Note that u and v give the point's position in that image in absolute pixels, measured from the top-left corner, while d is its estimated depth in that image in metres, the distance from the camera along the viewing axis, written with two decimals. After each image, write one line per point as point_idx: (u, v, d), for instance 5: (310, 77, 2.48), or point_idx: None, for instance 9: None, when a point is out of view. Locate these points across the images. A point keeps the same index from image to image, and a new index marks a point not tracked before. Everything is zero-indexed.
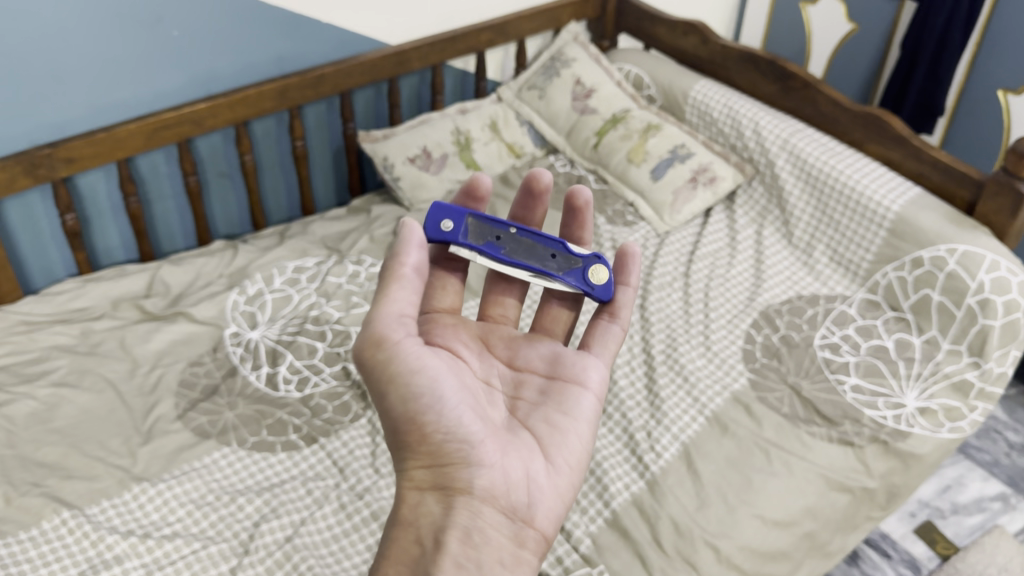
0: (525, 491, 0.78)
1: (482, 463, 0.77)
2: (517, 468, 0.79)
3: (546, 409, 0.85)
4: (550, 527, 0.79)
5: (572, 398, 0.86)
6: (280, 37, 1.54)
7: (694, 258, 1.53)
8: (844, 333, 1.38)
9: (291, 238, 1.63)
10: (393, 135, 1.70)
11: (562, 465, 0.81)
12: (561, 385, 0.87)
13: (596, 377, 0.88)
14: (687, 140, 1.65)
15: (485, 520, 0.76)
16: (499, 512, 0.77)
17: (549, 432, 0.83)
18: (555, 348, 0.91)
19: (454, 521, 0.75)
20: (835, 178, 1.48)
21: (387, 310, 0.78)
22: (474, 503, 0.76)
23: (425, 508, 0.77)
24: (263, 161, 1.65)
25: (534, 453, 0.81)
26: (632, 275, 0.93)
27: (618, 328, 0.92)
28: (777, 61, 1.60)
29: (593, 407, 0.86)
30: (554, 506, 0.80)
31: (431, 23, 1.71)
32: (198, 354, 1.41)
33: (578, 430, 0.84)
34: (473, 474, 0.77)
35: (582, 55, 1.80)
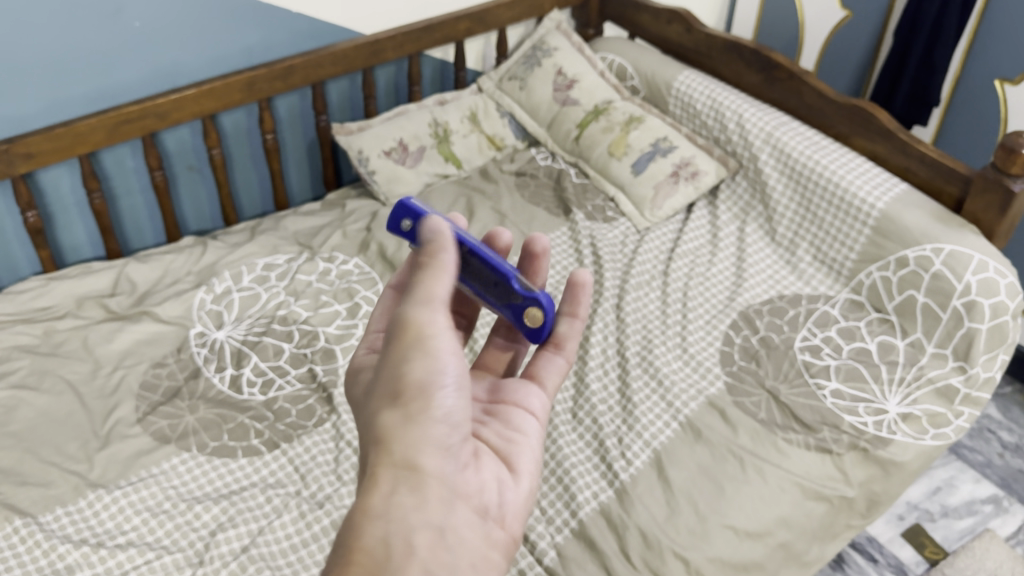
0: (489, 491, 0.64)
1: (457, 459, 0.61)
2: (483, 471, 0.66)
3: (493, 426, 0.73)
4: (516, 530, 0.66)
5: (515, 418, 0.75)
6: (249, 27, 1.49)
7: (674, 256, 1.49)
8: (825, 335, 1.34)
9: (263, 234, 1.59)
10: (368, 127, 1.65)
11: (520, 474, 0.69)
12: (504, 408, 0.76)
13: (540, 403, 0.77)
14: (669, 132, 1.61)
15: (460, 517, 0.59)
16: (471, 512, 0.61)
17: (500, 446, 0.71)
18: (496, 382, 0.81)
19: (432, 516, 0.57)
20: (819, 174, 1.43)
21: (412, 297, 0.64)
22: (449, 497, 0.59)
23: (397, 499, 0.57)
24: (233, 155, 1.60)
25: (490, 463, 0.68)
26: (580, 304, 0.81)
27: (563, 361, 0.81)
28: (762, 50, 1.54)
29: (539, 429, 0.75)
30: (519, 514, 0.67)
31: (406, 12, 1.66)
32: (162, 355, 1.38)
33: (533, 449, 0.72)
34: (448, 468, 0.60)
35: (564, 45, 1.76)
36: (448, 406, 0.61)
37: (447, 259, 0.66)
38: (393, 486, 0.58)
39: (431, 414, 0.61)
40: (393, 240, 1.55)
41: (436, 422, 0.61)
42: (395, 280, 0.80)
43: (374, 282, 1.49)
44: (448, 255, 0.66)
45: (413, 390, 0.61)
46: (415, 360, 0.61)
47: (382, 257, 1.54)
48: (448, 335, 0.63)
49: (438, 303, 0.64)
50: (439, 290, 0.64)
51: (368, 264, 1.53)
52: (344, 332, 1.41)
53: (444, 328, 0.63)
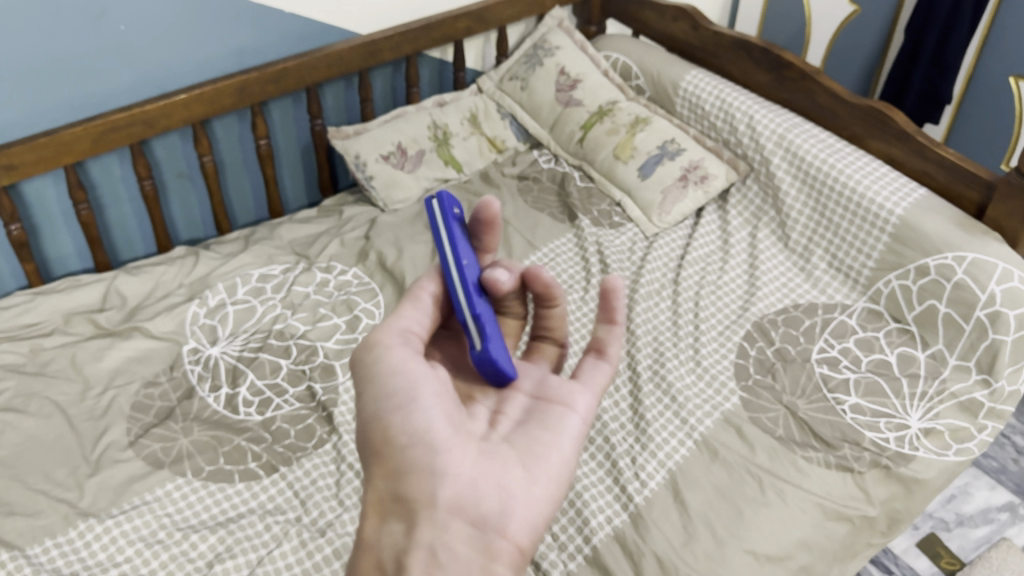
0: (497, 499, 0.65)
1: (446, 472, 0.64)
2: (490, 478, 0.66)
3: (523, 427, 0.71)
4: (529, 538, 0.65)
5: (553, 417, 0.72)
6: (240, 29, 1.43)
7: (684, 264, 1.44)
8: (843, 346, 1.29)
9: (257, 243, 1.53)
10: (365, 131, 1.60)
11: (542, 478, 0.67)
12: (545, 408, 0.73)
13: (585, 403, 0.73)
14: (677, 135, 1.56)
15: (452, 533, 0.63)
16: (467, 524, 0.64)
17: (524, 448, 0.69)
18: (543, 373, 0.77)
19: (420, 538, 0.63)
20: (834, 179, 1.37)
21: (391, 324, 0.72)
22: (440, 516, 0.63)
23: (390, 528, 0.64)
24: (224, 161, 1.54)
25: (509, 466, 0.67)
26: (616, 311, 0.74)
27: (607, 366, 0.76)
28: (772, 49, 1.48)
29: (578, 429, 0.72)
30: (535, 521, 0.66)
31: (403, 10, 1.60)
32: (154, 374, 1.32)
33: (563, 451, 0.70)
34: (436, 484, 0.64)
35: (567, 44, 1.70)
36: (422, 420, 0.66)
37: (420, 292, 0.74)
38: (382, 515, 0.65)
39: (398, 438, 0.66)
40: (392, 249, 1.49)
41: (416, 442, 0.66)
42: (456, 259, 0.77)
43: (374, 293, 1.44)
44: (423, 287, 0.74)
45: (380, 417, 0.68)
46: (384, 381, 0.69)
47: (381, 266, 1.48)
48: (408, 356, 0.70)
49: (396, 331, 0.71)
50: (401, 320, 0.72)
51: (367, 274, 1.48)
52: (343, 347, 1.36)
53: (401, 353, 0.70)
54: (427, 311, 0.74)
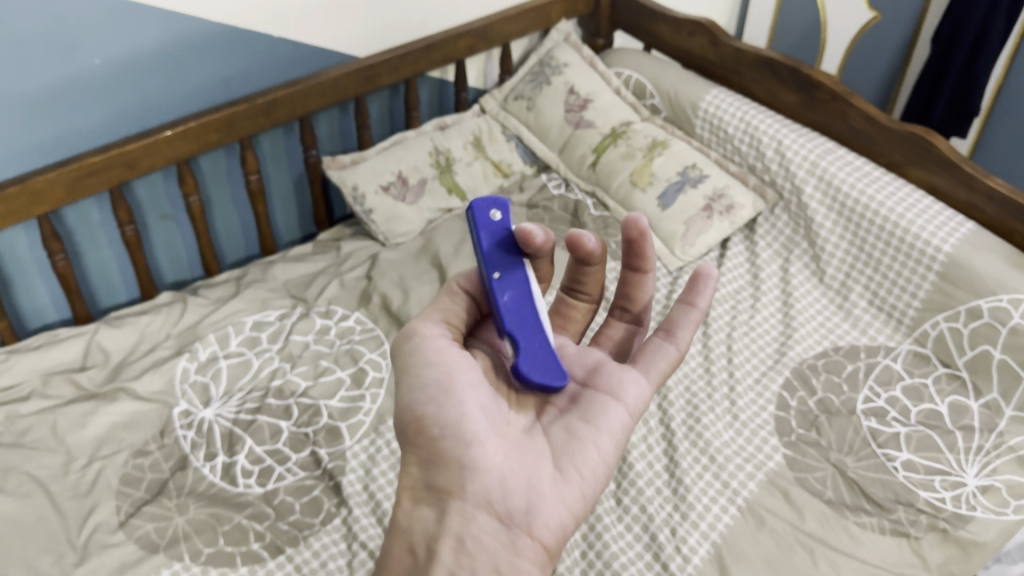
0: (527, 495, 0.67)
1: (476, 465, 0.67)
2: (521, 474, 0.68)
3: (568, 418, 0.73)
4: (560, 534, 0.67)
5: (600, 407, 0.73)
6: (226, 57, 1.31)
7: (712, 304, 1.34)
8: (890, 395, 1.20)
9: (249, 286, 1.42)
10: (363, 160, 1.49)
11: (578, 475, 0.69)
12: (591, 396, 0.74)
13: (634, 393, 0.74)
14: (699, 159, 1.46)
15: (479, 525, 0.66)
16: (494, 519, 0.66)
17: (565, 442, 0.71)
18: (599, 358, 0.78)
19: (448, 527, 0.66)
20: (873, 211, 1.28)
21: (427, 315, 0.75)
22: (468, 508, 0.66)
23: (418, 515, 0.68)
24: (211, 199, 1.42)
25: (544, 462, 0.70)
26: (692, 296, 0.78)
27: (673, 349, 0.77)
28: (800, 68, 1.37)
29: (624, 420, 0.73)
30: (566, 517, 0.68)
31: (401, 30, 1.48)
32: (143, 442, 1.21)
33: (599, 445, 0.71)
34: (465, 477, 0.67)
35: (575, 60, 1.59)
36: (455, 411, 0.69)
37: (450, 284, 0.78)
38: (414, 502, 0.69)
39: (433, 429, 0.69)
40: (397, 291, 1.38)
41: (452, 436, 0.68)
42: None
43: (379, 341, 1.33)
44: (455, 281, 0.78)
45: (416, 407, 0.70)
46: (416, 369, 0.71)
47: (386, 311, 1.37)
48: (444, 345, 0.72)
49: (432, 322, 0.74)
50: (436, 310, 0.76)
51: (370, 319, 1.36)
52: (349, 406, 1.23)
53: (437, 341, 0.72)
54: (461, 296, 0.77)
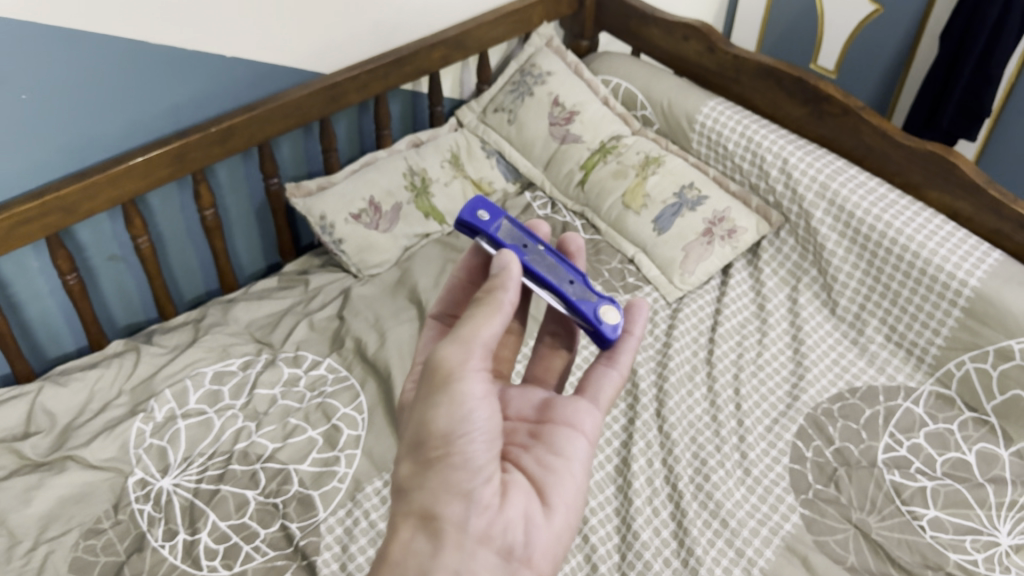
0: (522, 530, 0.62)
1: (483, 500, 0.60)
2: (516, 508, 0.62)
3: (535, 451, 0.69)
4: (547, 570, 0.63)
5: (564, 438, 0.70)
6: (173, 83, 1.17)
7: (716, 340, 1.23)
8: (912, 443, 1.10)
9: (209, 331, 1.29)
10: (330, 186, 1.36)
11: (562, 509, 0.65)
12: (551, 428, 0.71)
13: (592, 423, 0.71)
14: (696, 178, 1.34)
15: (480, 563, 0.58)
16: (494, 553, 0.59)
17: (539, 475, 0.67)
18: (546, 396, 0.75)
19: (446, 562, 0.57)
20: (891, 238, 1.17)
21: (477, 331, 0.63)
22: (468, 543, 0.58)
23: (414, 546, 0.59)
24: (164, 237, 1.29)
25: (529, 496, 0.64)
26: (637, 323, 0.79)
27: (616, 375, 0.76)
28: (806, 80, 1.26)
29: (587, 452, 0.70)
30: (552, 556, 0.63)
31: (368, 43, 1.35)
32: (96, 519, 1.08)
33: (574, 476, 0.68)
34: (470, 511, 0.59)
35: (559, 67, 1.46)
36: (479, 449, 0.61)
37: (503, 297, 0.66)
38: (410, 534, 0.59)
39: (451, 457, 0.60)
40: (372, 334, 1.26)
41: (463, 467, 0.60)
42: (434, 312, 0.81)
43: (354, 393, 1.20)
44: (506, 294, 0.67)
45: (438, 436, 0.61)
46: (446, 399, 0.61)
47: (361, 356, 1.24)
48: (478, 375, 0.63)
49: (478, 343, 0.63)
50: (488, 331, 0.64)
51: (344, 365, 1.24)
52: (322, 470, 1.12)
53: (476, 373, 0.62)
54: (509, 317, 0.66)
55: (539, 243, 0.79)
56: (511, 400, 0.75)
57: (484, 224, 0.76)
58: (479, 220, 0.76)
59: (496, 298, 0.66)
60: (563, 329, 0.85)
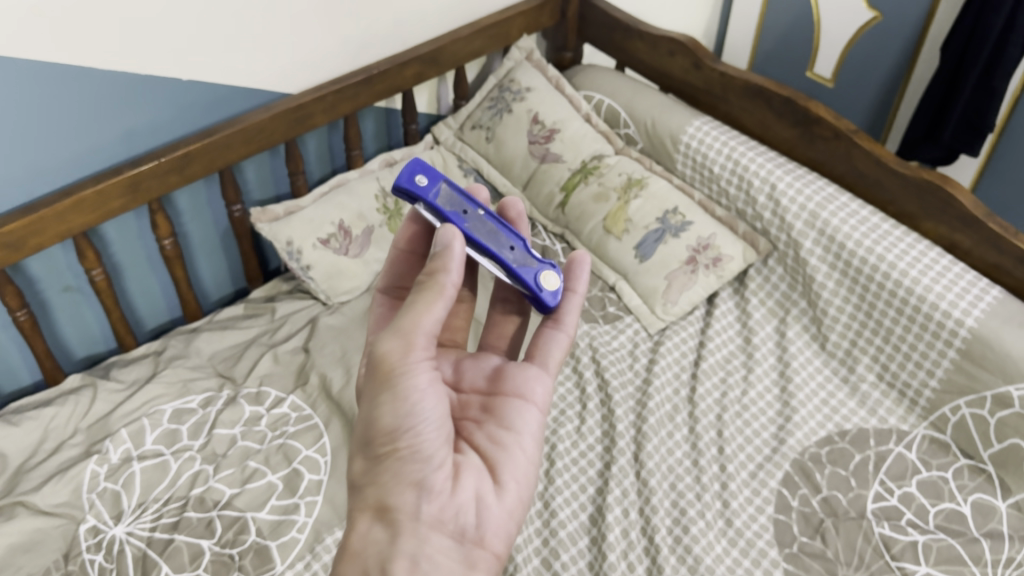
0: (474, 511, 0.67)
1: (434, 487, 0.66)
2: (468, 489, 0.68)
3: (487, 426, 0.74)
4: (503, 546, 0.68)
5: (514, 411, 0.75)
6: (125, 109, 1.11)
7: (699, 378, 1.16)
8: (904, 492, 1.03)
9: (170, 365, 1.23)
10: (298, 210, 1.30)
11: (512, 485, 0.71)
12: (503, 402, 0.76)
13: (542, 392, 0.77)
14: (680, 202, 1.28)
15: (434, 546, 0.64)
16: (448, 537, 0.65)
17: (492, 452, 0.72)
18: (498, 364, 0.80)
19: (402, 547, 0.64)
20: (884, 272, 1.11)
21: (415, 323, 0.66)
22: (421, 528, 0.64)
23: (373, 535, 0.65)
24: (122, 266, 1.24)
25: (481, 475, 0.70)
26: (580, 281, 0.82)
27: (564, 336, 0.81)
28: (796, 100, 1.19)
29: (537, 422, 0.75)
30: (506, 530, 0.69)
31: (336, 60, 1.29)
32: (44, 570, 1.01)
33: (525, 448, 0.73)
34: (421, 499, 0.65)
35: (539, 83, 1.40)
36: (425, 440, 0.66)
37: (445, 280, 0.67)
38: (370, 524, 0.66)
39: (399, 450, 0.66)
40: (338, 370, 1.21)
41: (412, 458, 0.66)
42: (382, 284, 0.85)
43: (317, 434, 1.15)
44: (449, 276, 0.68)
45: (385, 433, 0.66)
46: (389, 396, 0.66)
47: (325, 394, 1.19)
48: (421, 368, 0.67)
49: (418, 335, 0.66)
50: (427, 320, 0.66)
51: (308, 403, 1.19)
52: (281, 518, 1.06)
53: (419, 362, 0.66)
54: (453, 300, 0.68)
55: (478, 206, 0.81)
56: (466, 370, 0.81)
57: (422, 191, 0.78)
58: (417, 186, 0.78)
59: (437, 284, 0.67)
60: (512, 295, 0.90)
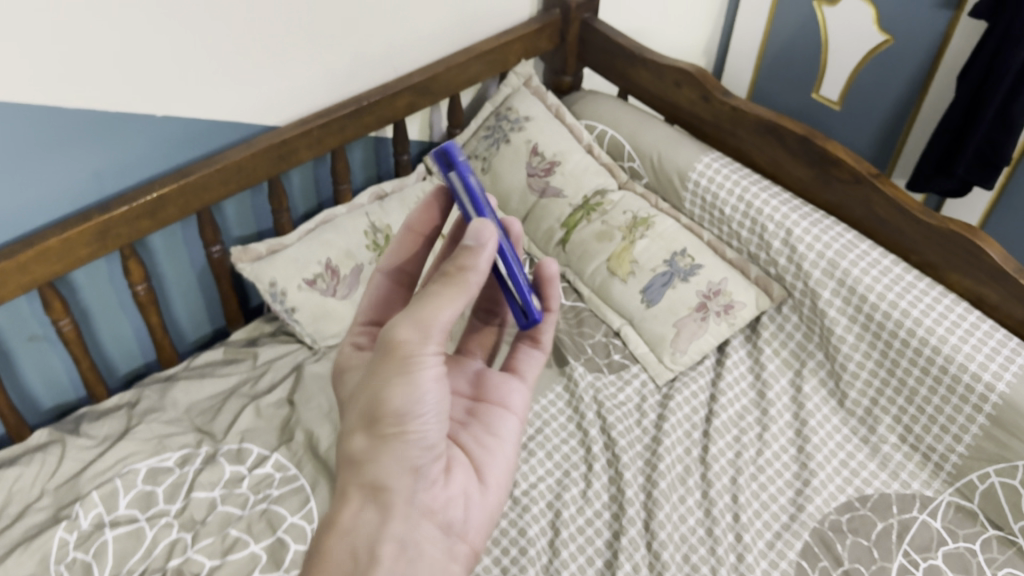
0: (461, 505, 0.61)
1: (429, 475, 0.58)
2: (457, 484, 0.62)
3: (472, 428, 0.69)
4: (481, 541, 0.63)
5: (496, 418, 0.70)
6: (95, 149, 1.02)
7: (711, 436, 1.09)
8: (930, 565, 0.96)
9: (144, 418, 1.15)
10: (282, 249, 1.22)
11: (495, 486, 0.65)
12: (484, 407, 0.71)
13: (522, 403, 0.73)
14: (690, 244, 1.21)
15: (423, 534, 0.57)
16: (436, 526, 0.58)
17: (477, 453, 0.67)
18: (479, 370, 0.75)
19: (393, 532, 0.55)
20: (908, 328, 1.04)
21: (439, 316, 0.54)
22: (414, 515, 0.57)
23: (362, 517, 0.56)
24: (91, 311, 1.15)
25: (468, 474, 0.64)
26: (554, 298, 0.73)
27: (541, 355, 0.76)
28: (813, 140, 1.12)
29: (517, 431, 0.71)
30: (486, 527, 0.63)
31: (322, 90, 1.20)
32: None
33: (508, 454, 0.69)
34: (418, 485, 0.57)
35: (538, 112, 1.32)
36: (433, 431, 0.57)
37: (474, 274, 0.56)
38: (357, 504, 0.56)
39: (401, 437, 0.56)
40: (326, 426, 1.13)
41: (415, 445, 0.56)
42: (386, 262, 0.70)
43: (304, 498, 1.07)
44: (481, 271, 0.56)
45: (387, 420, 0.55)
46: (399, 384, 0.55)
47: (312, 452, 1.12)
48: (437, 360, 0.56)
49: (439, 328, 0.55)
50: (450, 315, 0.55)
51: (293, 462, 1.11)
52: None
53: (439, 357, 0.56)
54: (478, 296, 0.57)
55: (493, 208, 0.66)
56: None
57: (462, 170, 0.62)
58: (455, 167, 0.61)
59: (465, 275, 0.56)
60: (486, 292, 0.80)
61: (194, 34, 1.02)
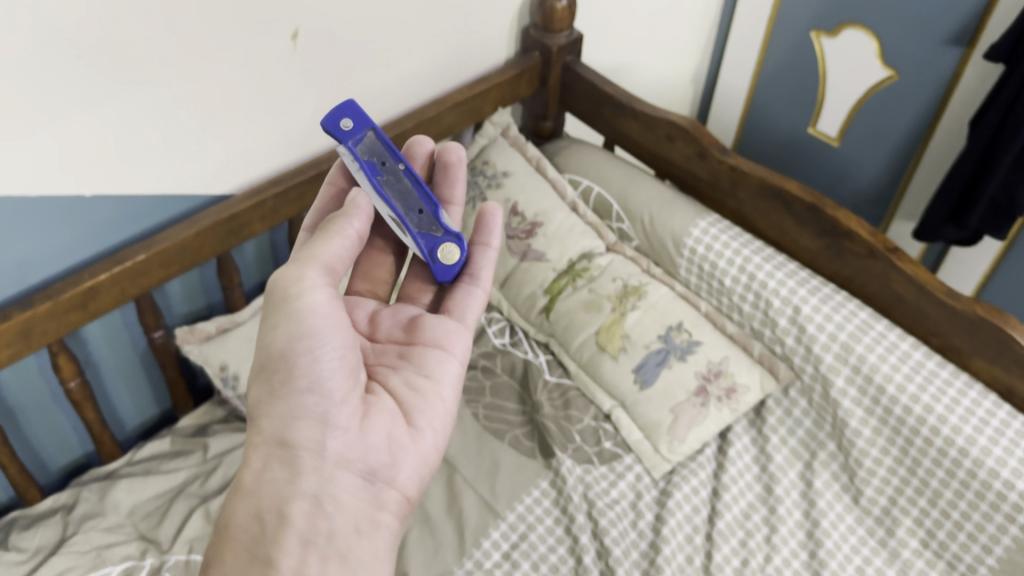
0: (386, 451, 0.68)
1: (338, 425, 0.65)
2: (379, 432, 0.68)
3: (404, 371, 0.73)
4: (413, 489, 0.69)
5: (432, 360, 0.74)
6: (13, 237, 0.89)
7: (714, 540, 0.99)
8: None
9: (81, 525, 1.02)
10: (235, 328, 1.09)
11: (428, 431, 0.71)
12: (418, 350, 0.75)
13: (462, 344, 0.76)
14: (687, 318, 1.10)
15: (338, 485, 0.65)
16: (357, 475, 0.66)
17: (408, 397, 0.72)
18: (415, 313, 0.78)
19: (302, 489, 0.63)
20: (932, 425, 0.94)
21: (322, 257, 0.65)
22: (326, 468, 0.64)
23: (269, 473, 0.64)
24: (17, 409, 1.02)
25: (394, 416, 0.70)
26: (493, 234, 0.77)
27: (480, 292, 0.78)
28: (821, 209, 1.01)
29: (457, 373, 0.75)
30: (418, 474, 0.70)
31: (277, 153, 1.08)
32: None
33: (444, 400, 0.73)
34: (325, 436, 0.65)
35: (517, 166, 1.20)
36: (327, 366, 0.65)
37: (347, 224, 0.67)
38: (265, 461, 0.65)
39: (298, 382, 0.64)
40: None
41: (313, 391, 0.65)
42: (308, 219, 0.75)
43: None
44: (352, 222, 0.67)
45: (279, 359, 0.64)
46: (279, 328, 0.64)
47: None
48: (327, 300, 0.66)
49: (320, 266, 0.65)
50: (327, 252, 0.65)
51: None
52: None
53: (317, 292, 0.64)
54: (355, 241, 0.67)
55: (401, 162, 0.73)
56: (380, 321, 0.78)
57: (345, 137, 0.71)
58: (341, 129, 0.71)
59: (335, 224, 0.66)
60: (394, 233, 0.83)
61: (125, 105, 0.90)
